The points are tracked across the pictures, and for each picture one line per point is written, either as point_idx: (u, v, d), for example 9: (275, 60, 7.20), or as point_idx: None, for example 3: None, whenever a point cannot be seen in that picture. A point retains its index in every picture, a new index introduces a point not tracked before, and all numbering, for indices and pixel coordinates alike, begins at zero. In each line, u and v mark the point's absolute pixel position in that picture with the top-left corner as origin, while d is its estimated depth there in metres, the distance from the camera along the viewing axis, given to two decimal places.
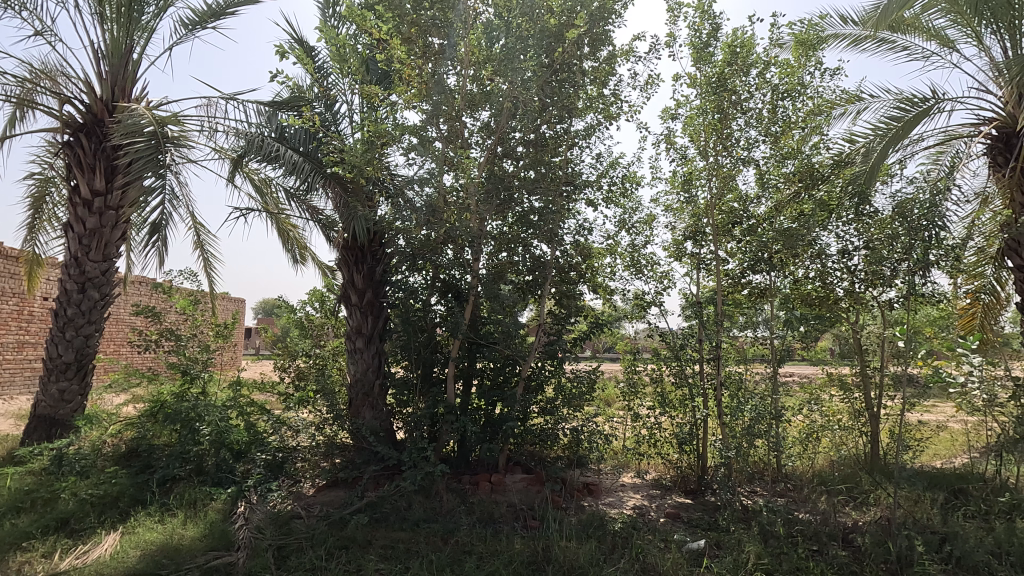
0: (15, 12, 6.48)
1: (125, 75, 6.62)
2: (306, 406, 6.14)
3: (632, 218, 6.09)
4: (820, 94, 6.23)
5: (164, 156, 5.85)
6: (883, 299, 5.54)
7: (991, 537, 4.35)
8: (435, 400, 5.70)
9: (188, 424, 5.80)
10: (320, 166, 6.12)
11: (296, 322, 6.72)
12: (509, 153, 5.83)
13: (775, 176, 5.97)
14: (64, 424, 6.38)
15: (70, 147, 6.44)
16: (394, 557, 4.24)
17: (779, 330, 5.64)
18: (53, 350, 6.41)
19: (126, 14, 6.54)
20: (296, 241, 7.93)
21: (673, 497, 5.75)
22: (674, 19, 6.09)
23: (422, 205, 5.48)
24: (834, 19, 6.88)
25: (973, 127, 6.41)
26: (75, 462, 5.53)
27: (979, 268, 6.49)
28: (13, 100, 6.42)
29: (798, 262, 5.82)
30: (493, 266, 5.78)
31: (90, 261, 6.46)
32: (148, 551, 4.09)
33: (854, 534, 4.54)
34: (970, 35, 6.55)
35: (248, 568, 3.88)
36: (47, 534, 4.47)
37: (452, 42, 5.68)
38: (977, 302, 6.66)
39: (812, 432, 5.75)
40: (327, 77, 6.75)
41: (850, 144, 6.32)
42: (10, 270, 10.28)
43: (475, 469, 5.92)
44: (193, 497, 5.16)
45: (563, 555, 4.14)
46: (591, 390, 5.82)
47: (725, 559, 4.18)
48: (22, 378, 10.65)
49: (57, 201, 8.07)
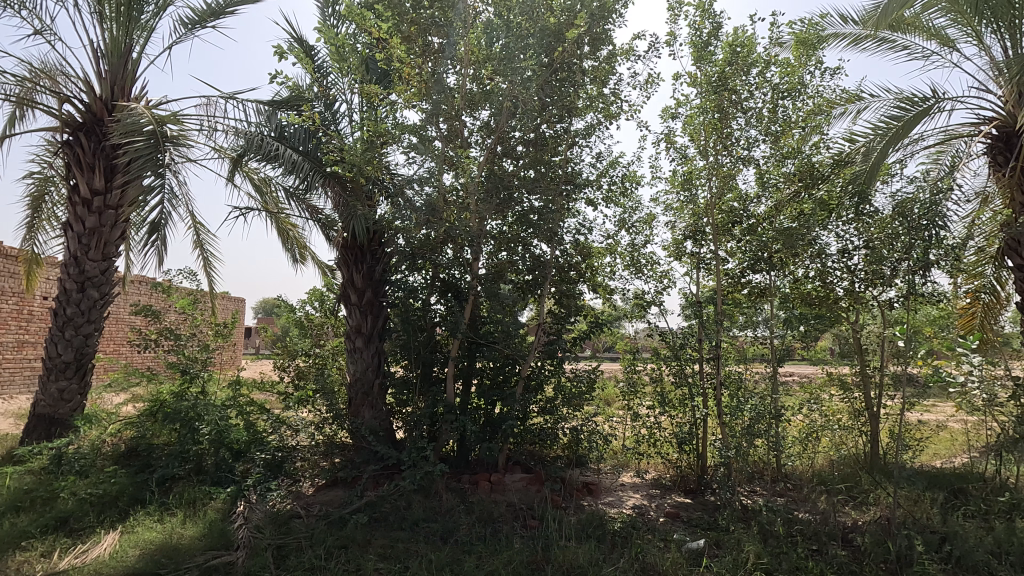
0: (15, 11, 6.47)
1: (124, 74, 6.61)
2: (306, 406, 6.13)
3: (632, 217, 6.09)
4: (820, 94, 6.23)
5: (163, 155, 5.84)
6: (882, 299, 5.52)
7: (991, 537, 4.35)
8: (435, 400, 5.69)
9: (188, 423, 5.79)
10: (320, 165, 6.11)
11: (295, 321, 6.71)
12: (509, 153, 5.82)
13: (775, 175, 5.95)
14: (64, 423, 6.38)
15: (69, 147, 6.43)
16: (393, 557, 4.24)
17: (779, 330, 5.74)
18: (53, 349, 6.41)
19: (126, 13, 6.53)
20: (296, 240, 7.92)
21: (672, 497, 5.75)
22: (675, 18, 6.08)
23: (422, 205, 5.47)
24: (834, 18, 6.87)
25: (974, 127, 6.41)
26: (74, 461, 5.54)
27: (979, 268, 6.48)
28: (12, 99, 6.41)
29: (798, 261, 5.81)
30: (493, 266, 5.79)
31: (89, 261, 6.46)
32: (147, 550, 4.09)
33: (854, 534, 4.53)
34: (970, 34, 6.55)
35: (247, 568, 3.87)
36: (46, 533, 4.47)
37: (452, 41, 5.67)
38: (977, 301, 6.65)
39: (812, 432, 5.74)
40: (327, 76, 6.74)
41: (850, 143, 6.31)
42: (9, 269, 10.28)
43: (475, 469, 5.91)
44: (193, 496, 5.15)
45: (563, 555, 4.14)
46: (590, 389, 5.82)
47: (725, 559, 4.18)
48: (22, 377, 10.65)
49: (56, 200, 8.07)
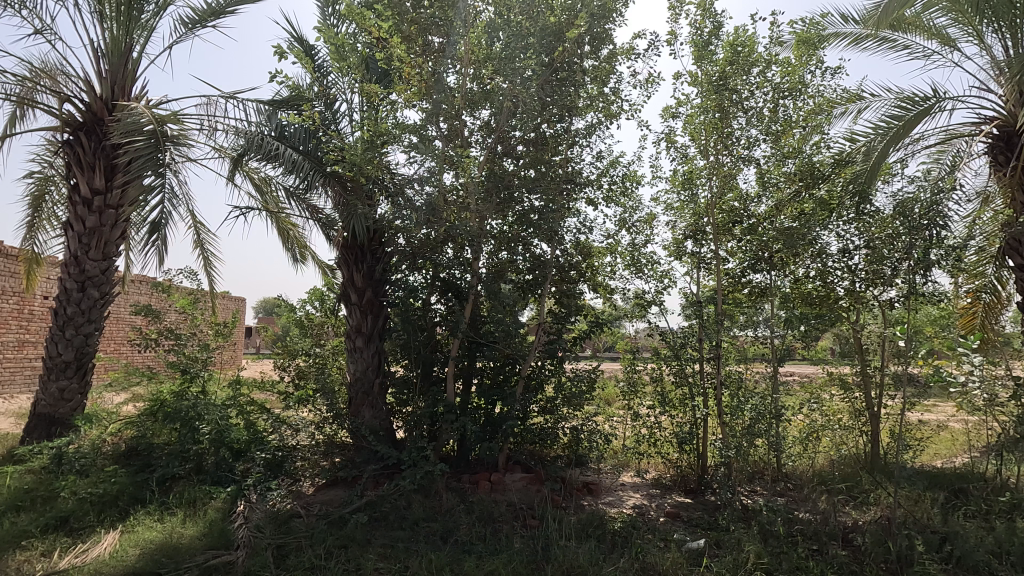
0: (15, 11, 6.47)
1: (124, 74, 6.61)
2: (306, 405, 6.13)
3: (632, 217, 6.08)
4: (821, 93, 6.22)
5: (164, 155, 5.83)
6: (883, 298, 5.59)
7: (992, 537, 4.34)
8: (435, 400, 5.69)
9: (188, 422, 5.79)
10: (320, 165, 6.10)
11: (296, 321, 6.69)
12: (509, 152, 5.81)
13: (776, 175, 5.94)
14: (64, 423, 6.38)
15: (70, 146, 6.43)
16: (393, 557, 4.25)
17: (779, 329, 5.68)
18: (53, 349, 6.41)
19: (126, 13, 6.53)
20: (296, 240, 7.92)
21: (672, 497, 5.74)
22: (676, 17, 6.06)
23: (422, 204, 5.47)
24: (834, 18, 6.87)
25: (974, 126, 6.40)
26: (75, 460, 5.54)
27: (980, 268, 6.48)
28: (13, 98, 6.41)
29: (799, 261, 5.81)
30: (493, 266, 5.78)
31: (90, 260, 6.46)
32: (147, 549, 4.09)
33: (854, 534, 4.53)
34: (971, 34, 6.54)
35: (247, 567, 3.87)
36: (47, 533, 4.47)
37: (452, 41, 5.67)
38: (978, 301, 6.64)
39: (812, 432, 5.74)
40: (327, 75, 6.74)
41: (851, 143, 6.29)
42: (9, 269, 10.30)
43: (475, 469, 5.91)
44: (193, 496, 5.15)
45: (563, 555, 4.14)
46: (591, 389, 5.81)
47: (725, 559, 4.17)
48: (23, 376, 10.66)
49: (57, 200, 8.07)
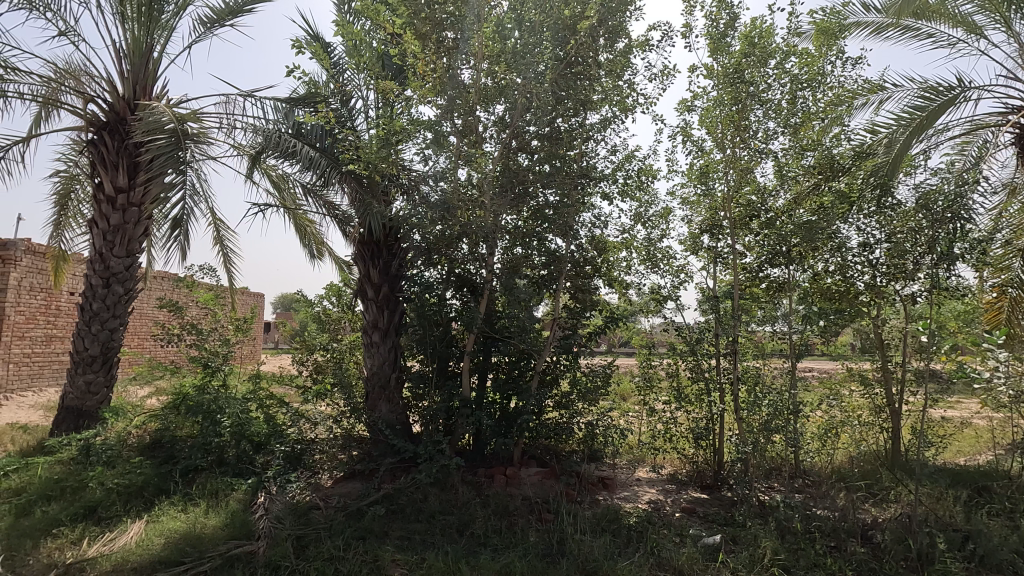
0: (41, 13, 6.57)
1: (145, 73, 6.71)
2: (324, 399, 6.24)
3: (648, 211, 6.04)
4: (842, 84, 6.06)
5: (183, 153, 5.85)
6: (905, 293, 5.37)
7: (1017, 535, 4.27)
8: (450, 394, 5.79)
9: (210, 416, 5.91)
10: (337, 162, 6.15)
11: (314, 316, 6.79)
12: (524, 147, 5.82)
13: (795, 168, 5.82)
14: (91, 416, 6.55)
15: (93, 145, 6.57)
16: (410, 548, 4.33)
17: (797, 325, 5.58)
18: (80, 343, 6.58)
19: (147, 13, 6.62)
20: (313, 236, 8.02)
21: (688, 493, 5.73)
22: (690, 9, 5.98)
23: (436, 201, 5.42)
24: (856, 7, 6.74)
25: (1001, 117, 6.23)
26: (102, 452, 5.69)
27: (1005, 262, 5.94)
28: (38, 99, 6.55)
29: (817, 255, 5.63)
30: (508, 261, 5.69)
31: (114, 257, 6.61)
32: (172, 539, 4.19)
33: (873, 531, 4.52)
34: (998, 21, 6.36)
35: (268, 558, 3.98)
36: (76, 521, 4.62)
37: (465, 37, 5.63)
38: (1004, 295, 6.07)
39: (831, 429, 5.64)
40: (343, 73, 6.83)
41: (872, 135, 6.17)
42: (37, 266, 10.56)
43: (490, 462, 5.94)
44: (215, 487, 5.25)
45: (578, 548, 4.19)
46: (606, 383, 5.83)
47: (741, 554, 4.16)
48: (51, 370, 10.95)
49: (81, 197, 8.26)
